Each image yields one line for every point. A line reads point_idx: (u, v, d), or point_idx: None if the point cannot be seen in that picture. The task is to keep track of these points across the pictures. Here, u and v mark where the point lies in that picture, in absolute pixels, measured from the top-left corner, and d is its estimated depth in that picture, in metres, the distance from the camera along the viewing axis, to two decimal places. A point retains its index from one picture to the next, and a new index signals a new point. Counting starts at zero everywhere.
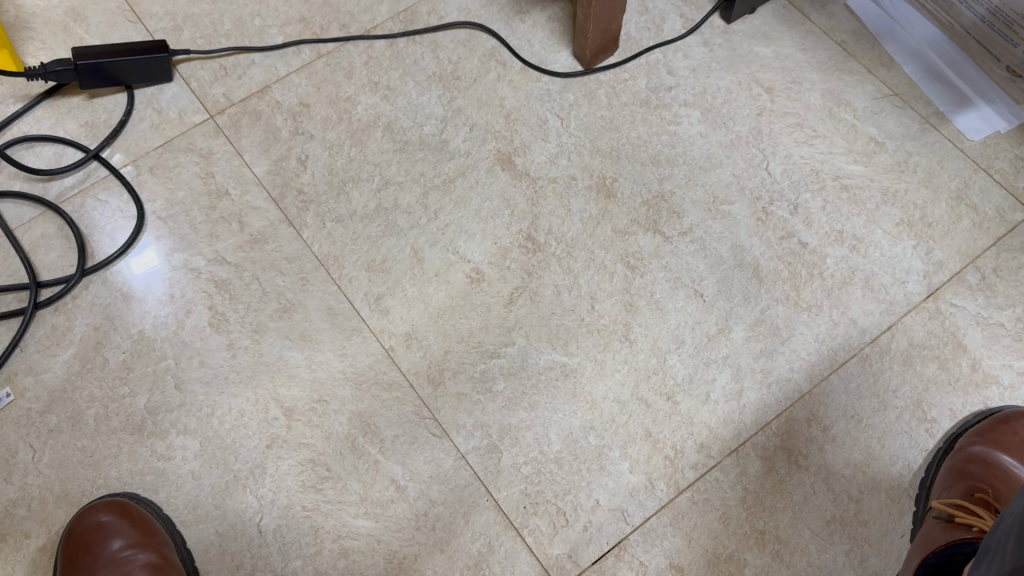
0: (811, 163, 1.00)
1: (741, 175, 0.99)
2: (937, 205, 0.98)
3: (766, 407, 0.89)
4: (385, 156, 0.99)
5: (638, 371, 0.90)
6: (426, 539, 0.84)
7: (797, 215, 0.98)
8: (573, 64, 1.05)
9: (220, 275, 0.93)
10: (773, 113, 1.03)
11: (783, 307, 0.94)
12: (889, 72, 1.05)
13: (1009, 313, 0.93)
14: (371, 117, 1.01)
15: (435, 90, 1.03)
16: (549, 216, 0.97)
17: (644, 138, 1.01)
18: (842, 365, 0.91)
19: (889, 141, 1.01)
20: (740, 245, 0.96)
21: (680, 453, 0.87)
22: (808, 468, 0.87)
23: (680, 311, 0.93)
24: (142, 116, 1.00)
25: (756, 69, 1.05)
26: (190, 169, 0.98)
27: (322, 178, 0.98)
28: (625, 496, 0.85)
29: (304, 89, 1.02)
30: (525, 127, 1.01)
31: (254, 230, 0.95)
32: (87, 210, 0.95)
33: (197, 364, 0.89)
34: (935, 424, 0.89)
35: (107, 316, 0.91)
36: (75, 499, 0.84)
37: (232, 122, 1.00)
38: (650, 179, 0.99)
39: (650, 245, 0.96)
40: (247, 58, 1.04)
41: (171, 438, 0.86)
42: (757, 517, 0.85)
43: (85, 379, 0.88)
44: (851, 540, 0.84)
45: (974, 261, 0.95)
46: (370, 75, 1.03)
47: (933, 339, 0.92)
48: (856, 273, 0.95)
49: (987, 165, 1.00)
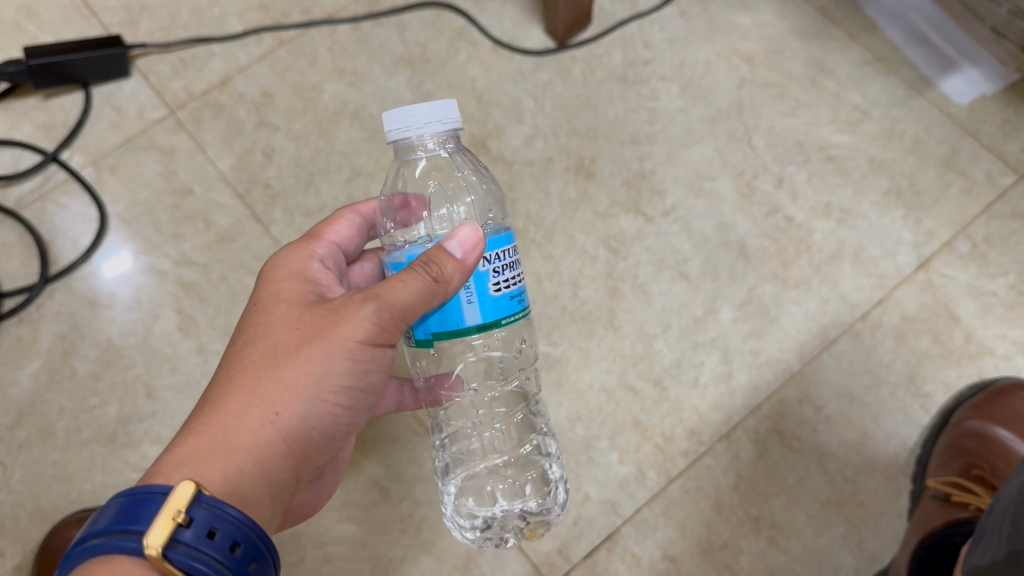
0: (796, 135, 0.97)
1: (723, 151, 0.96)
2: (924, 172, 0.95)
3: (756, 389, 0.87)
4: (354, 145, 0.96)
5: (624, 358, 0.88)
6: (413, 541, 0.82)
7: (782, 189, 0.95)
8: (546, 40, 1.01)
9: (187, 276, 0.90)
10: (754, 84, 0.99)
11: (771, 285, 0.91)
12: (871, 37, 1.01)
13: (1002, 281, 0.90)
14: (337, 105, 0.97)
15: (403, 75, 0.99)
16: (528, 201, 0.94)
17: (622, 117, 0.98)
18: (833, 342, 0.89)
19: (874, 109, 0.98)
20: (725, 222, 0.93)
21: (670, 441, 0.85)
22: (802, 450, 0.85)
23: (666, 294, 0.90)
24: (100, 114, 0.96)
25: (734, 39, 1.01)
26: (152, 168, 0.94)
27: (289, 172, 0.94)
28: (615, 488, 0.84)
29: (266, 78, 0.98)
30: (498, 110, 0.98)
31: (220, 229, 0.92)
32: (48, 214, 0.92)
33: (168, 370, 0.86)
34: (930, 398, 0.87)
35: (72, 325, 0.88)
36: (48, 515, 0.82)
37: (193, 117, 0.96)
38: (629, 158, 0.96)
39: (632, 226, 0.93)
40: (206, 49, 0.99)
41: (144, 448, 0.84)
42: (751, 503, 0.84)
43: (53, 391, 0.85)
44: (847, 521, 0.83)
45: (965, 229, 0.92)
46: (334, 61, 0.99)
47: (925, 312, 0.89)
48: (844, 247, 0.92)
49: (976, 130, 0.96)
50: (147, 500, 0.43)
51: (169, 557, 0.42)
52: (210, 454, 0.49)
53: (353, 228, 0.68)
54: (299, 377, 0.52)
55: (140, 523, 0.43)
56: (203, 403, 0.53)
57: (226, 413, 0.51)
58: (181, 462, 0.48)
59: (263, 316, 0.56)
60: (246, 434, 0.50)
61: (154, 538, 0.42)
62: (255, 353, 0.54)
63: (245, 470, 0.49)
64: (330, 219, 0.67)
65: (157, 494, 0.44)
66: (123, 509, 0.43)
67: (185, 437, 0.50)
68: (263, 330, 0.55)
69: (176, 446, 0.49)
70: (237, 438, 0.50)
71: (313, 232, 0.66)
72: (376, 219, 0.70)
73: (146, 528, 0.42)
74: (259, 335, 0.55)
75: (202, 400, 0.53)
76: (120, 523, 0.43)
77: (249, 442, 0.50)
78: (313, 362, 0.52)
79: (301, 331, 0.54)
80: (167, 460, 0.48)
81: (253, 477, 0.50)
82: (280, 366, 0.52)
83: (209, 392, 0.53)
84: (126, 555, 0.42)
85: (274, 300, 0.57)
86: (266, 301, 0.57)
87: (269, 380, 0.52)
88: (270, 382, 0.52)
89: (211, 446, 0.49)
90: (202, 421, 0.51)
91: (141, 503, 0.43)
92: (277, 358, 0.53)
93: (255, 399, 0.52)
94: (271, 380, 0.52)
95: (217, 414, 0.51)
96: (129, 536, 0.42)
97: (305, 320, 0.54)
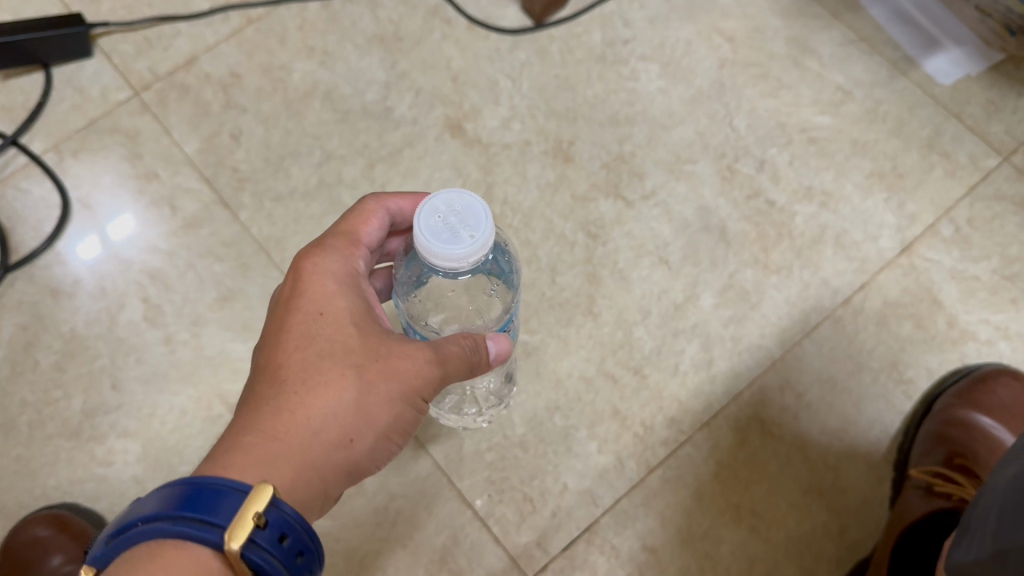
0: (778, 116, 0.95)
1: (704, 132, 0.94)
2: (908, 154, 0.94)
3: (737, 376, 0.86)
4: (325, 127, 0.93)
5: (604, 345, 0.86)
6: (387, 535, 0.80)
7: (763, 171, 0.93)
8: (523, 19, 0.98)
9: (152, 264, 0.87)
10: (735, 64, 0.97)
11: (752, 270, 0.89)
12: (853, 15, 1.00)
13: (985, 265, 0.89)
14: (308, 86, 0.94)
15: (376, 53, 0.96)
16: (504, 185, 0.91)
17: (601, 98, 0.95)
18: (814, 329, 0.87)
19: (857, 89, 0.96)
20: (705, 207, 0.91)
21: (650, 430, 0.84)
22: (783, 438, 0.84)
23: (645, 280, 0.89)
24: (61, 95, 0.93)
25: (716, 18, 0.99)
26: (116, 151, 0.91)
27: (259, 155, 0.91)
28: (594, 478, 0.82)
29: (234, 58, 0.95)
30: (474, 90, 0.95)
31: (187, 215, 0.89)
32: (8, 200, 0.89)
33: (134, 361, 0.84)
34: (913, 385, 0.86)
35: (35, 315, 0.85)
36: (12, 512, 0.80)
37: (158, 98, 0.93)
38: (609, 141, 0.94)
39: (610, 211, 0.91)
40: (171, 28, 0.96)
41: (110, 442, 0.81)
42: (732, 491, 0.82)
43: (15, 383, 0.83)
44: (829, 509, 0.82)
45: (948, 212, 0.91)
46: (305, 40, 0.96)
47: (908, 297, 0.88)
48: (826, 231, 0.91)
49: (959, 111, 0.95)
50: (223, 492, 0.41)
51: (246, 557, 0.40)
52: (289, 464, 0.47)
53: (383, 230, 0.59)
54: (371, 408, 0.51)
55: (220, 516, 0.40)
56: (272, 402, 0.49)
57: (300, 424, 0.49)
58: (260, 464, 0.45)
59: (332, 328, 0.52)
60: (320, 453, 0.49)
61: (238, 536, 0.40)
62: (330, 366, 0.51)
63: (313, 487, 0.48)
64: (363, 213, 0.58)
65: (233, 489, 0.41)
66: (196, 498, 0.40)
67: (260, 438, 0.47)
68: (335, 345, 0.52)
69: (252, 444, 0.46)
70: (312, 453, 0.48)
71: (347, 230, 0.57)
72: (405, 218, 0.61)
73: (229, 523, 0.40)
74: (331, 349, 0.51)
75: (265, 395, 0.50)
76: (194, 510, 0.40)
77: (321, 461, 0.49)
78: (386, 398, 0.51)
79: (377, 362, 0.52)
80: (248, 459, 0.45)
81: (320, 497, 0.48)
82: (357, 389, 0.51)
83: (278, 392, 0.50)
84: (200, 546, 0.40)
85: (342, 313, 0.53)
86: (333, 311, 0.53)
87: (344, 402, 0.50)
88: (346, 403, 0.50)
89: (289, 456, 0.47)
90: (276, 426, 0.48)
91: (216, 495, 0.41)
92: (353, 382, 0.51)
93: (328, 414, 0.49)
94: (345, 404, 0.50)
95: (293, 424, 0.48)
96: (208, 530, 0.40)
97: (380, 352, 0.52)
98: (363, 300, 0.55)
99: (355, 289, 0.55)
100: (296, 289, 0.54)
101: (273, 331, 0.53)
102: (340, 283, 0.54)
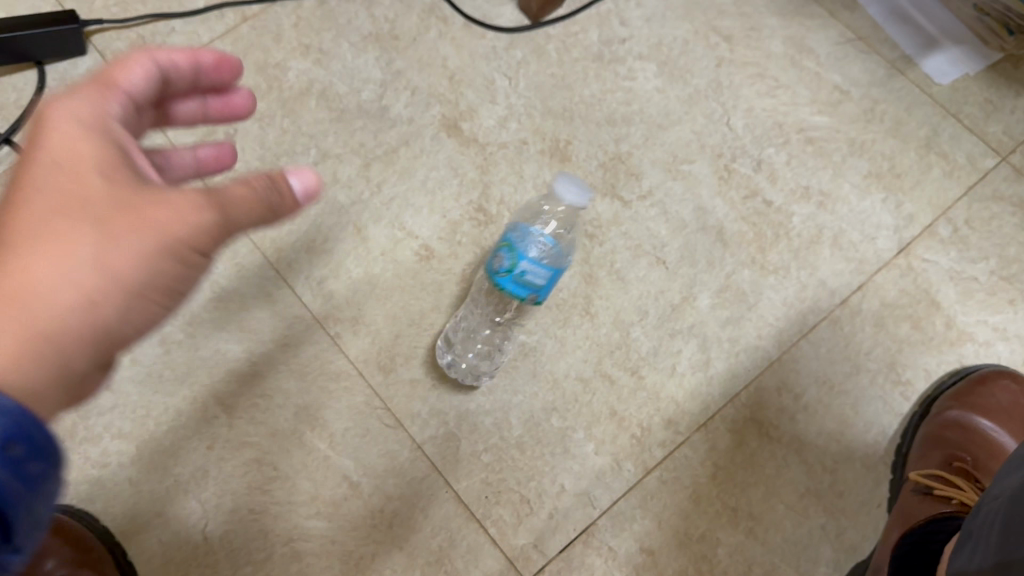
0: (775, 116, 0.95)
1: (701, 132, 0.94)
2: (906, 154, 0.93)
3: (734, 377, 0.85)
4: (321, 125, 0.92)
5: (601, 346, 0.86)
6: (384, 537, 0.80)
7: (761, 171, 0.93)
8: (519, 18, 0.98)
9: None
10: (732, 63, 0.97)
11: (750, 270, 0.89)
12: (851, 14, 0.99)
13: (982, 266, 0.90)
14: (303, 84, 0.93)
15: (372, 51, 0.95)
16: (501, 185, 0.91)
17: (597, 97, 0.95)
18: (812, 330, 0.87)
19: (855, 89, 0.96)
20: (702, 207, 0.91)
21: (648, 431, 0.83)
22: (780, 440, 0.84)
23: (642, 280, 0.88)
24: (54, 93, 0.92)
25: (713, 17, 0.99)
26: None
27: (253, 153, 0.90)
28: (591, 480, 0.82)
29: (229, 56, 0.94)
30: (470, 89, 0.95)
31: None
32: None
33: None
34: (909, 386, 0.86)
35: None
36: None
37: None
38: (606, 140, 0.93)
39: (608, 210, 0.90)
40: (166, 26, 0.95)
41: (104, 443, 0.79)
42: (729, 493, 0.82)
43: None
44: (827, 512, 0.82)
45: (946, 213, 0.91)
46: (300, 38, 0.95)
47: (905, 298, 0.88)
48: (823, 231, 0.91)
49: (957, 111, 0.95)
50: None
51: None
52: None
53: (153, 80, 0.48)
54: (115, 264, 0.40)
55: None
56: None
57: (18, 290, 0.39)
58: None
59: (61, 178, 0.41)
60: (58, 319, 0.39)
61: None
62: (65, 219, 0.40)
63: (43, 361, 0.39)
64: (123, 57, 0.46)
65: None
66: None
67: None
68: (71, 196, 0.41)
69: None
70: (43, 322, 0.39)
71: (100, 73, 0.46)
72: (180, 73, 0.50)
73: None
74: (67, 201, 0.41)
75: None
76: None
77: (61, 328, 0.40)
78: (135, 253, 0.41)
79: (122, 211, 0.41)
80: None
81: (55, 377, 0.40)
82: (96, 243, 0.40)
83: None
84: None
85: (84, 162, 0.42)
86: (72, 157, 0.42)
87: (80, 260, 0.40)
88: (82, 261, 0.40)
89: (16, 326, 0.38)
90: None
91: None
92: (92, 238, 0.40)
93: (55, 291, 0.39)
94: (78, 262, 0.40)
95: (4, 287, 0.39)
96: None
97: (128, 200, 0.41)
98: (118, 147, 0.43)
99: (107, 127, 0.44)
100: (34, 133, 0.43)
101: (9, 188, 0.42)
102: (89, 128, 0.43)
